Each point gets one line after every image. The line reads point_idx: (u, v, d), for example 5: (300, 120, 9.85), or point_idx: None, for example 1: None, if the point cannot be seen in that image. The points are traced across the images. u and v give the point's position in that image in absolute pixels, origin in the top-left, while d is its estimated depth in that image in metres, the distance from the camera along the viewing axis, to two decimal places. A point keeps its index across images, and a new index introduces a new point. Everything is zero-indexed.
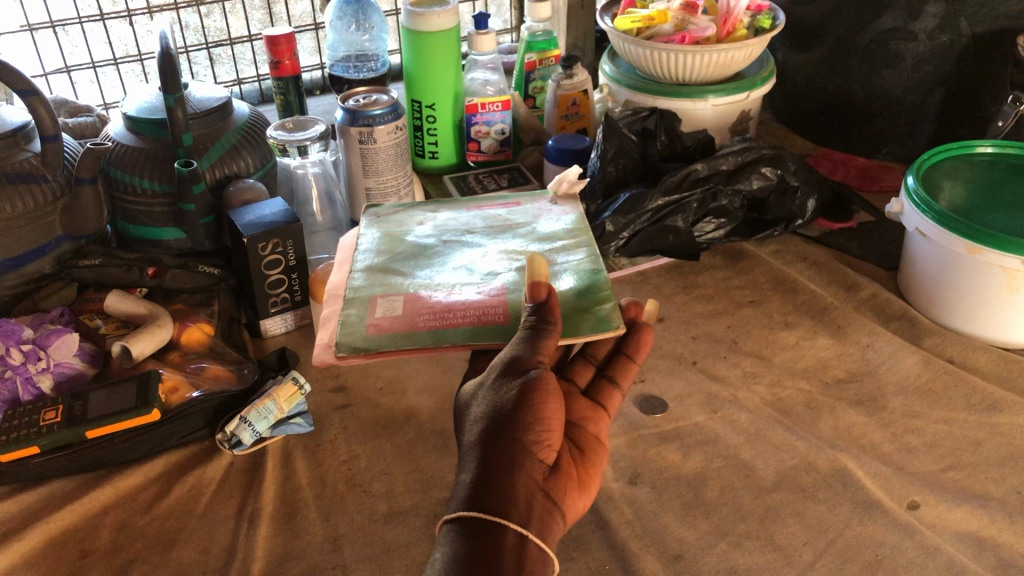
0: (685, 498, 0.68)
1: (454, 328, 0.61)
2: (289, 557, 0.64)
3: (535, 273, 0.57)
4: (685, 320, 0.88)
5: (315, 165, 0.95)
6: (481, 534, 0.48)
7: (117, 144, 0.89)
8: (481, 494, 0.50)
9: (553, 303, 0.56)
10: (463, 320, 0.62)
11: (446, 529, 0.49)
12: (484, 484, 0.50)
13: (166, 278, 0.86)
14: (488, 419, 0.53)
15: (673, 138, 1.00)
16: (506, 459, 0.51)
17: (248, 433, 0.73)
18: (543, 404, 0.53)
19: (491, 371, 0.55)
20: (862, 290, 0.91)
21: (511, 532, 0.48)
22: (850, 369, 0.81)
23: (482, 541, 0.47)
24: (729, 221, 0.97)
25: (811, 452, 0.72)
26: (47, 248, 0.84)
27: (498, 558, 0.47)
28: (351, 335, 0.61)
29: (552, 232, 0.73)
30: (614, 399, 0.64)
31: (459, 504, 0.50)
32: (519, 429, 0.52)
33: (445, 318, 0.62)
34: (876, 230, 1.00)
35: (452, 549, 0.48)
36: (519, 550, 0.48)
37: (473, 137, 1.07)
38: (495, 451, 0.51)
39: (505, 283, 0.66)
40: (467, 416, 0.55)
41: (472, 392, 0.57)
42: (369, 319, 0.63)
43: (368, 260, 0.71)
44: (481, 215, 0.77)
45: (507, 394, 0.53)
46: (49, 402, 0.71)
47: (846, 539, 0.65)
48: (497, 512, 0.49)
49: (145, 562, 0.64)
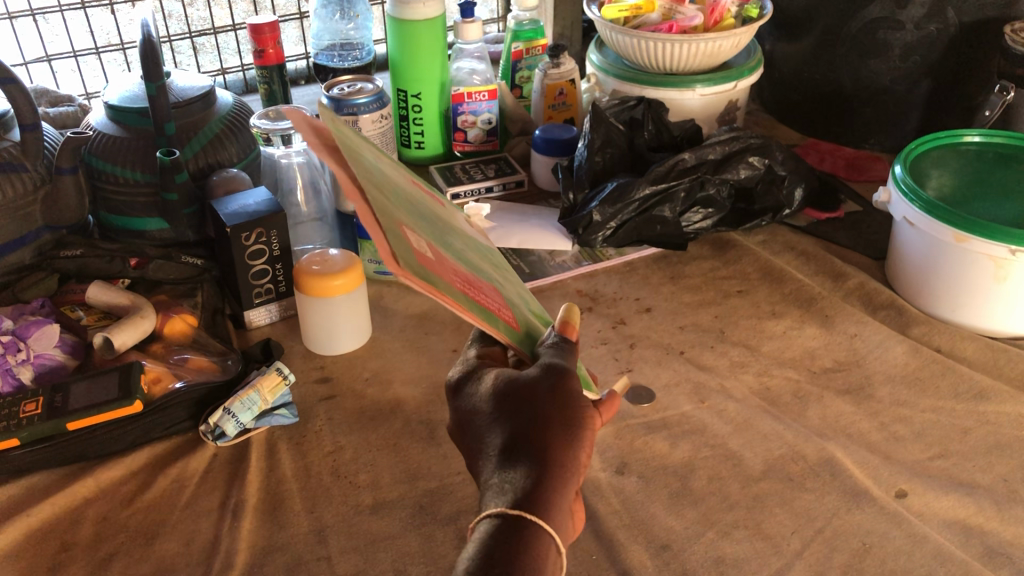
0: (672, 488, 0.68)
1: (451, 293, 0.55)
2: (274, 549, 0.64)
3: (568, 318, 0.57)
4: (672, 310, 0.88)
5: (300, 155, 0.93)
6: (531, 540, 0.45)
7: (98, 134, 0.88)
8: (533, 496, 0.46)
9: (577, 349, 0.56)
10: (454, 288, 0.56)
11: (493, 523, 0.45)
12: (536, 486, 0.46)
13: (149, 269, 0.84)
14: (535, 420, 0.50)
15: (660, 128, 1.00)
16: (566, 464, 0.48)
17: (232, 424, 0.72)
18: (586, 427, 0.51)
19: (526, 375, 0.52)
20: (849, 280, 0.91)
21: (554, 544, 0.46)
22: (837, 358, 0.81)
23: (528, 548, 0.44)
24: (716, 211, 0.97)
25: (798, 441, 0.72)
26: (27, 239, 0.84)
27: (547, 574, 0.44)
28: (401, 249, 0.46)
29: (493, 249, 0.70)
30: None
31: (512, 495, 0.46)
32: (569, 442, 0.49)
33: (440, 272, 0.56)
34: (863, 220, 1.00)
35: (496, 548, 0.44)
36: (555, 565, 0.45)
37: (460, 127, 1.06)
38: (548, 456, 0.48)
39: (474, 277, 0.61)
40: (499, 411, 0.51)
41: (501, 386, 0.52)
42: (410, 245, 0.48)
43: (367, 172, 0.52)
44: None
45: (556, 404, 0.50)
46: (29, 394, 0.70)
47: (833, 528, 0.64)
48: (547, 519, 0.46)
49: (128, 554, 0.63)
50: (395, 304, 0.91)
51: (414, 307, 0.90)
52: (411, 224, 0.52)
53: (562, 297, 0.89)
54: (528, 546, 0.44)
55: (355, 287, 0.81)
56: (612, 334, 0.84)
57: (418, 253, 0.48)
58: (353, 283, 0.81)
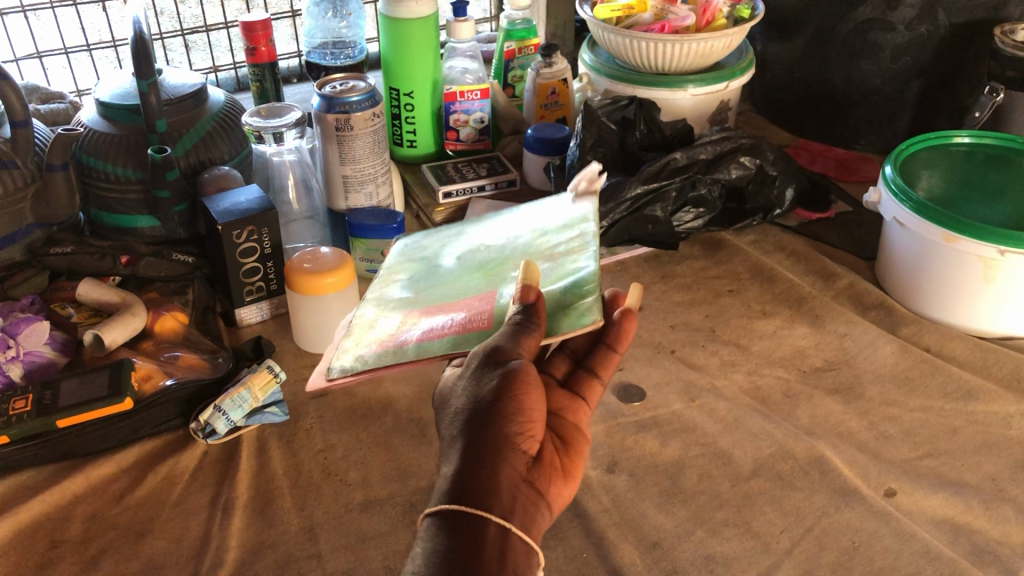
0: (663, 487, 0.68)
1: (439, 337, 0.58)
2: (264, 547, 0.64)
3: (528, 277, 0.54)
4: (663, 309, 0.88)
5: (291, 152, 0.93)
6: (463, 526, 0.46)
7: (89, 131, 0.87)
8: (461, 485, 0.47)
9: (541, 307, 0.53)
10: (447, 331, 0.58)
11: (431, 521, 0.47)
12: (465, 474, 0.48)
13: (140, 266, 0.85)
14: (468, 410, 0.51)
15: (652, 128, 1.00)
16: (496, 445, 0.49)
17: (223, 422, 0.72)
18: (524, 395, 0.50)
19: (470, 361, 0.53)
20: (839, 280, 0.91)
21: (493, 524, 0.46)
22: (827, 358, 0.81)
23: (461, 534, 0.45)
24: (707, 211, 0.97)
25: (788, 440, 0.72)
26: (17, 237, 0.83)
27: (481, 551, 0.45)
28: (342, 359, 0.62)
29: (558, 224, 0.66)
30: (594, 390, 0.61)
31: (442, 492, 0.48)
32: (500, 419, 0.50)
33: (432, 330, 0.59)
34: (854, 220, 1.00)
35: (432, 545, 0.45)
36: (502, 542, 0.46)
37: (451, 126, 1.06)
38: (478, 442, 0.49)
39: (499, 290, 0.61)
40: (447, 410, 0.53)
41: (452, 383, 0.54)
42: (364, 344, 0.62)
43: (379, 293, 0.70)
44: (505, 224, 0.72)
45: (486, 386, 0.50)
46: (19, 391, 0.70)
47: (823, 527, 0.65)
48: (478, 503, 0.46)
49: (117, 552, 0.63)
50: None
51: None
52: (388, 318, 0.65)
53: None
54: (464, 534, 0.45)
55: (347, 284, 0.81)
56: None
57: (368, 351, 0.61)
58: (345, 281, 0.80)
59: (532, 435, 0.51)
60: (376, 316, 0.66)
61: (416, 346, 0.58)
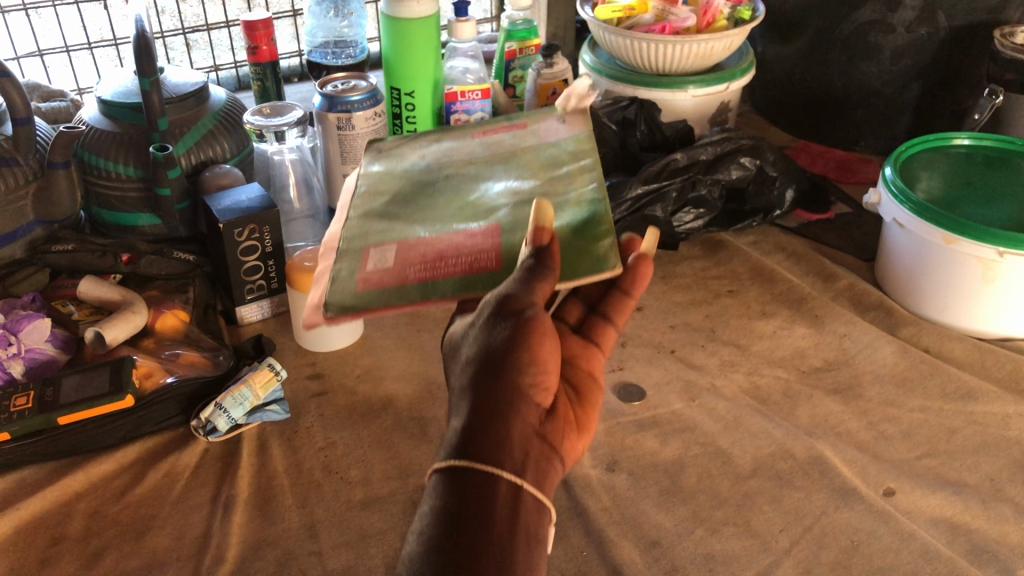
0: (663, 485, 0.68)
1: (446, 277, 0.56)
2: (265, 544, 0.64)
3: (541, 220, 0.51)
4: (663, 309, 0.88)
5: (292, 151, 0.94)
6: (472, 485, 0.44)
7: (91, 128, 0.88)
8: (470, 442, 0.46)
9: (555, 249, 0.51)
10: (454, 269, 0.57)
11: (438, 478, 0.46)
12: (474, 431, 0.46)
13: (141, 264, 0.84)
14: (480, 358, 0.48)
15: (653, 128, 0.99)
16: (506, 400, 0.47)
17: (224, 419, 0.72)
18: (539, 345, 0.48)
19: (482, 308, 0.50)
20: (839, 280, 0.91)
21: (504, 484, 0.45)
22: (827, 358, 0.81)
23: (471, 493, 0.44)
24: (708, 212, 0.97)
25: (788, 439, 0.72)
26: (18, 234, 0.84)
27: (490, 513, 0.44)
28: (339, 293, 0.57)
29: (555, 156, 0.65)
30: (608, 335, 0.60)
31: (450, 448, 0.46)
32: (513, 370, 0.48)
33: (437, 267, 0.57)
34: (853, 221, 1.01)
35: (440, 503, 0.44)
36: (513, 503, 0.45)
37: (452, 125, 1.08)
38: (488, 397, 0.47)
39: (501, 221, 0.60)
40: (457, 357, 0.51)
41: (463, 330, 0.52)
42: (360, 273, 0.58)
43: (367, 206, 0.67)
44: (484, 142, 0.71)
45: (499, 334, 0.48)
46: (20, 388, 0.70)
47: (822, 525, 0.65)
48: (489, 460, 0.45)
49: (118, 548, 0.63)
50: None
51: None
52: (379, 242, 0.61)
53: None
54: (472, 494, 0.44)
55: None
56: None
57: (364, 280, 0.57)
58: None
59: (542, 388, 0.49)
60: (361, 239, 0.62)
61: (424, 285, 0.56)
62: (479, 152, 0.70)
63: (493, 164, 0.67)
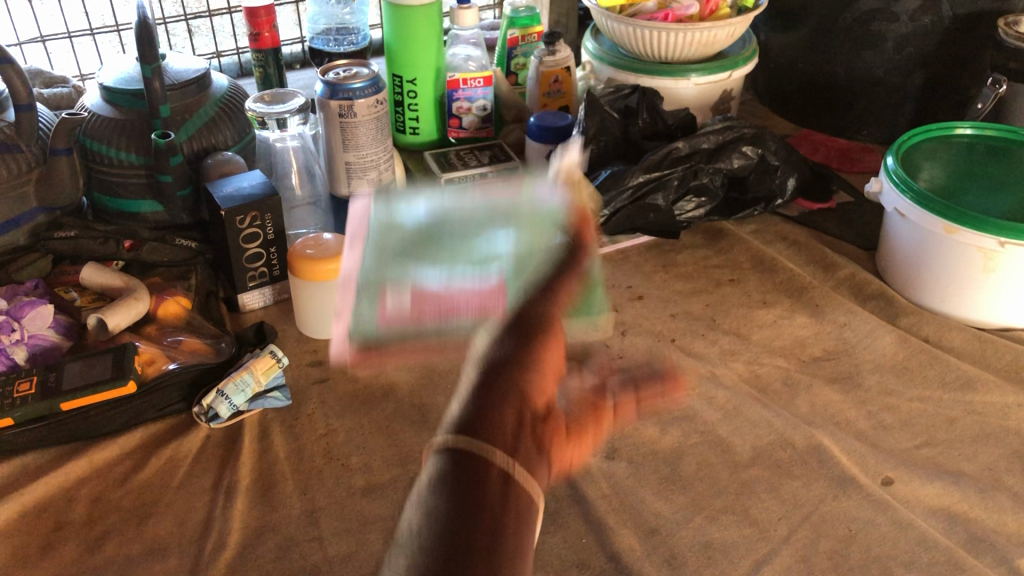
0: (662, 474, 0.69)
1: (455, 314, 0.62)
2: (267, 530, 0.64)
3: (573, 181, 0.57)
4: (664, 298, 0.88)
5: (295, 138, 0.94)
6: (500, 391, 0.40)
7: (93, 115, 0.88)
8: (503, 353, 0.42)
9: (591, 220, 0.53)
10: (461, 312, 0.62)
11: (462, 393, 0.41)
12: (509, 343, 0.42)
13: (143, 251, 0.85)
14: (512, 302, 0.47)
15: (654, 117, 1.00)
16: (540, 329, 0.44)
17: (225, 406, 0.72)
18: (566, 293, 0.48)
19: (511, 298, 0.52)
20: (840, 270, 0.91)
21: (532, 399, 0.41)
22: (827, 347, 0.82)
23: (500, 396, 0.40)
24: (709, 201, 0.97)
25: (787, 428, 0.72)
26: (21, 220, 0.84)
27: (520, 419, 0.39)
28: (364, 326, 0.65)
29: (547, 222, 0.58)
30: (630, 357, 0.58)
31: (480, 360, 0.42)
32: (548, 303, 0.46)
33: (446, 308, 0.63)
34: (855, 210, 1.01)
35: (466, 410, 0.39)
36: (539, 417, 0.40)
37: (454, 113, 1.07)
38: (520, 322, 0.44)
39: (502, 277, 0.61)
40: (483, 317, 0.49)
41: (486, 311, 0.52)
42: (381, 313, 0.64)
43: (374, 248, 0.67)
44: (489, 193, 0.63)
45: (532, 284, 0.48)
46: (24, 374, 0.71)
47: (821, 514, 0.65)
48: (519, 370, 0.41)
49: (120, 534, 0.64)
50: None
51: None
52: (392, 284, 0.65)
53: None
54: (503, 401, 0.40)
55: None
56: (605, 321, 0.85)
57: (383, 313, 0.64)
58: None
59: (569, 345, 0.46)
60: (368, 299, 0.65)
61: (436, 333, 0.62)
62: (483, 200, 0.63)
63: (496, 217, 0.62)
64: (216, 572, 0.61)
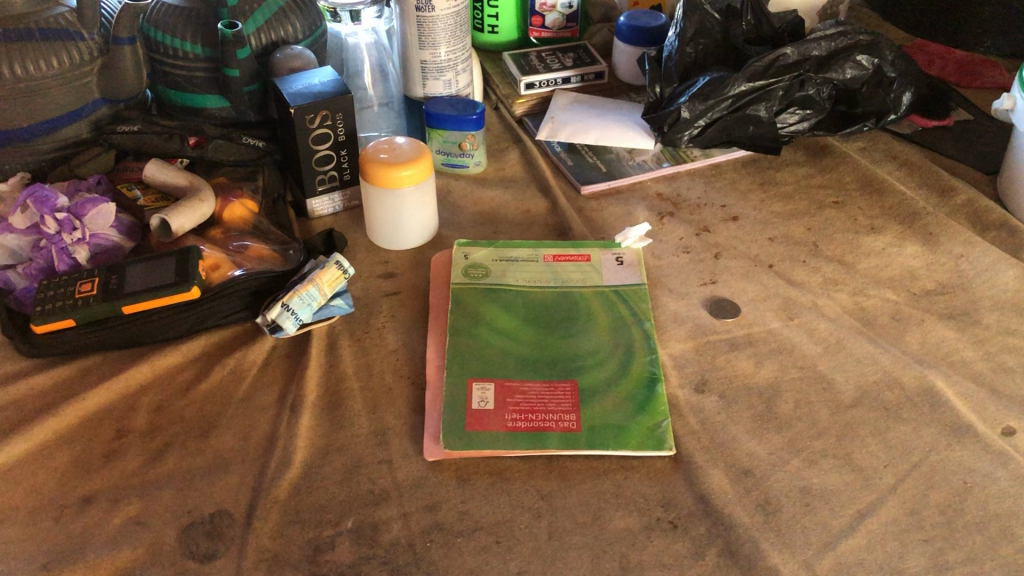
0: (757, 411, 0.63)
1: (547, 433, 0.61)
2: (333, 449, 0.61)
3: None
4: (761, 220, 0.82)
5: (368, 33, 0.89)
6: None
7: (157, 3, 0.83)
8: None
9: None
10: (557, 429, 0.61)
11: None
12: None
13: (209, 149, 0.81)
14: None
15: (760, 18, 0.91)
16: None
17: (291, 321, 0.68)
18: None
19: None
20: (956, 196, 0.83)
21: None
22: (940, 280, 0.74)
23: None
24: (814, 113, 0.89)
25: (895, 367, 0.66)
26: (84, 112, 0.80)
27: None
28: (457, 435, 0.60)
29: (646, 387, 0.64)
30: None
31: None
32: None
33: (541, 422, 0.61)
34: (975, 131, 0.91)
35: None
36: None
37: (537, 11, 1.01)
38: None
39: (606, 440, 0.60)
40: None
41: None
42: (474, 439, 0.60)
43: (461, 391, 0.63)
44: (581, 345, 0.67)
45: None
46: (85, 275, 0.68)
47: (931, 464, 0.59)
48: None
49: (182, 446, 0.61)
50: (463, 199, 0.85)
51: (483, 204, 0.85)
52: (480, 431, 0.61)
53: (640, 201, 0.84)
54: None
55: (424, 179, 0.75)
56: (695, 243, 0.79)
57: (478, 426, 0.61)
58: (422, 175, 0.75)
59: None
60: (458, 421, 0.61)
61: (530, 439, 0.60)
62: (574, 342, 0.67)
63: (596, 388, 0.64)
64: (279, 491, 0.58)
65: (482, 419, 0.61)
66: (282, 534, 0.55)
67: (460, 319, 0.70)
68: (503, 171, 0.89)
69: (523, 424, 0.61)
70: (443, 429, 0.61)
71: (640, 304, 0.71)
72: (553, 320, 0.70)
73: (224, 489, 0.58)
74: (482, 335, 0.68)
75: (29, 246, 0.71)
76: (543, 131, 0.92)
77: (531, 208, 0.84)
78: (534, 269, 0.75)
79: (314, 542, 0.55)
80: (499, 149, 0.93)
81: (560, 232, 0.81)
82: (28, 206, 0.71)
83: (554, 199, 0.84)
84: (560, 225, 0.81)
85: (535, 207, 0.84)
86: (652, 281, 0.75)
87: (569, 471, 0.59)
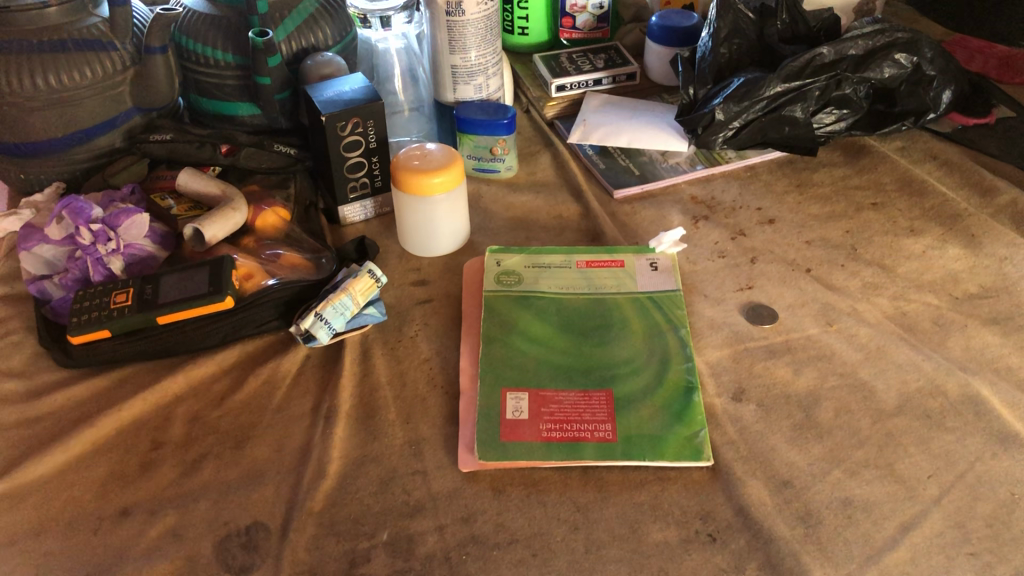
0: (796, 420, 0.62)
1: (582, 444, 0.60)
2: (368, 460, 0.61)
3: None
4: (798, 223, 0.80)
5: (398, 38, 0.89)
6: None
7: (189, 11, 0.83)
8: None
9: None
10: (593, 440, 0.60)
11: None
12: None
13: (241, 157, 0.80)
14: None
15: (795, 17, 0.90)
16: None
17: (324, 331, 0.68)
18: None
19: None
20: (998, 196, 0.82)
21: None
22: (983, 284, 0.73)
23: None
24: (851, 113, 0.88)
25: (938, 374, 0.65)
26: (117, 121, 0.80)
27: None
28: (491, 447, 0.60)
29: (681, 395, 0.63)
30: None
31: None
32: None
33: (575, 433, 0.60)
34: (1018, 129, 0.89)
35: None
36: None
37: (568, 12, 1.01)
38: None
39: (641, 451, 0.59)
40: None
41: None
42: (508, 451, 0.59)
43: (495, 402, 0.63)
44: (616, 354, 0.66)
45: None
46: (120, 284, 0.68)
47: (977, 475, 0.58)
48: None
49: (218, 457, 0.61)
50: (495, 205, 0.85)
51: (515, 209, 0.84)
52: (514, 442, 0.60)
53: (674, 205, 0.83)
54: None
55: (455, 186, 0.75)
56: (731, 247, 0.78)
57: (512, 438, 0.60)
58: (453, 182, 0.74)
59: None
60: (492, 432, 0.61)
61: (564, 451, 0.59)
62: (608, 350, 0.67)
63: (631, 399, 0.63)
64: (315, 503, 0.58)
65: (516, 429, 0.61)
66: (318, 546, 0.55)
67: (494, 328, 0.69)
68: (535, 176, 0.89)
69: (558, 434, 0.60)
70: (477, 440, 0.60)
71: (675, 310, 0.70)
72: (588, 328, 0.69)
73: (259, 501, 0.58)
74: (516, 344, 0.68)
75: (65, 257, 0.72)
76: (574, 134, 0.91)
77: (564, 213, 0.83)
78: (567, 275, 0.74)
79: (350, 554, 0.55)
80: (531, 152, 0.92)
81: (593, 238, 0.80)
82: (62, 218, 0.72)
83: (587, 204, 0.83)
84: (593, 230, 0.80)
85: (567, 212, 0.83)
86: (687, 286, 0.74)
87: (605, 482, 0.58)
